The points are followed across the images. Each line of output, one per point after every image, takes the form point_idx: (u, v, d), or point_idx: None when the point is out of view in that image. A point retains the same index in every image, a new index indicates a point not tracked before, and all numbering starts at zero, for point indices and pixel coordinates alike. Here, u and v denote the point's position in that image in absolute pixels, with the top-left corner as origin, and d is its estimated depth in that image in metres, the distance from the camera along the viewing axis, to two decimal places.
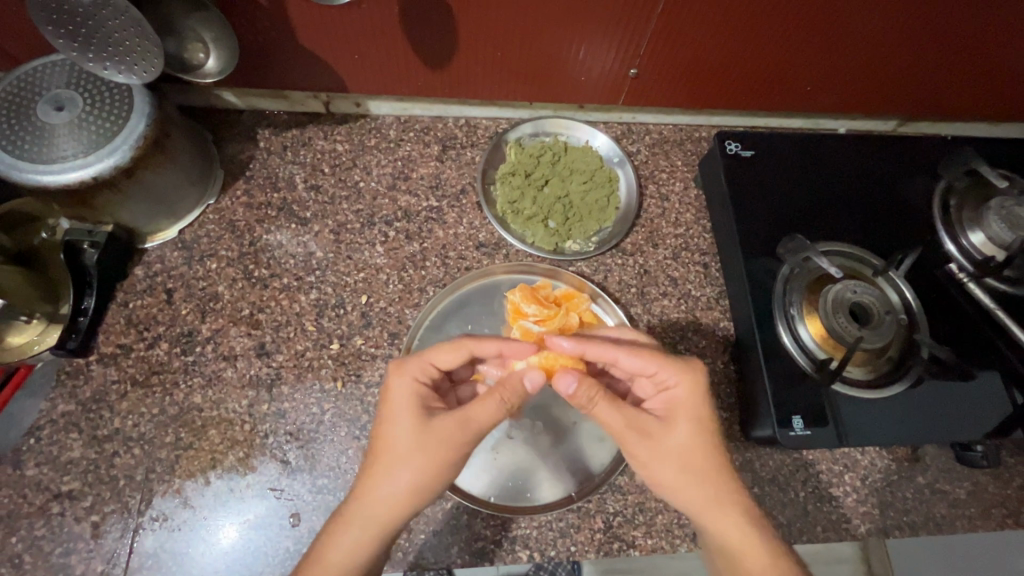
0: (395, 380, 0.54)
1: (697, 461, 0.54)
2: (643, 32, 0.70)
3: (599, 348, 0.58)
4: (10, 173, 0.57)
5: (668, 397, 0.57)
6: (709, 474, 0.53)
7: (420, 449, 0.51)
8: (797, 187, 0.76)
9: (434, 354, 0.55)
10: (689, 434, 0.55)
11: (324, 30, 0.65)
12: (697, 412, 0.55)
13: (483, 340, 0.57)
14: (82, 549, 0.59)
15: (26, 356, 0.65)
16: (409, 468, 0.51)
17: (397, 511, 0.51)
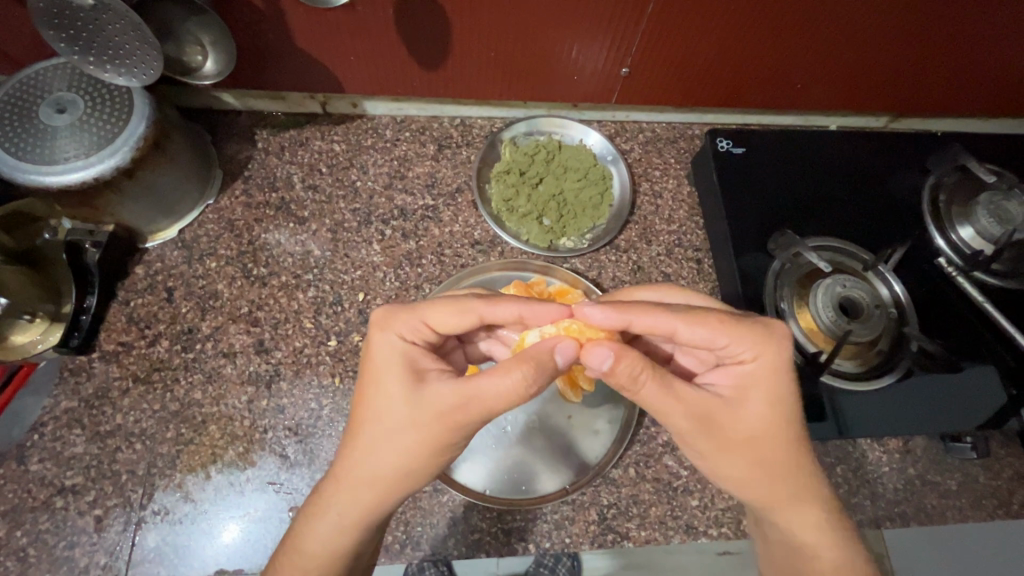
0: (382, 340, 0.51)
1: (769, 448, 0.50)
2: (633, 32, 0.71)
3: (653, 317, 0.51)
4: (14, 174, 0.59)
5: (737, 373, 0.51)
6: (776, 460, 0.50)
7: (406, 416, 0.48)
8: (789, 183, 0.77)
9: (430, 313, 0.51)
10: (760, 417, 0.50)
11: (320, 33, 0.66)
12: (770, 394, 0.50)
13: (496, 305, 0.53)
14: (84, 543, 0.61)
15: (29, 355, 0.67)
16: (392, 436, 0.48)
17: (380, 484, 0.49)
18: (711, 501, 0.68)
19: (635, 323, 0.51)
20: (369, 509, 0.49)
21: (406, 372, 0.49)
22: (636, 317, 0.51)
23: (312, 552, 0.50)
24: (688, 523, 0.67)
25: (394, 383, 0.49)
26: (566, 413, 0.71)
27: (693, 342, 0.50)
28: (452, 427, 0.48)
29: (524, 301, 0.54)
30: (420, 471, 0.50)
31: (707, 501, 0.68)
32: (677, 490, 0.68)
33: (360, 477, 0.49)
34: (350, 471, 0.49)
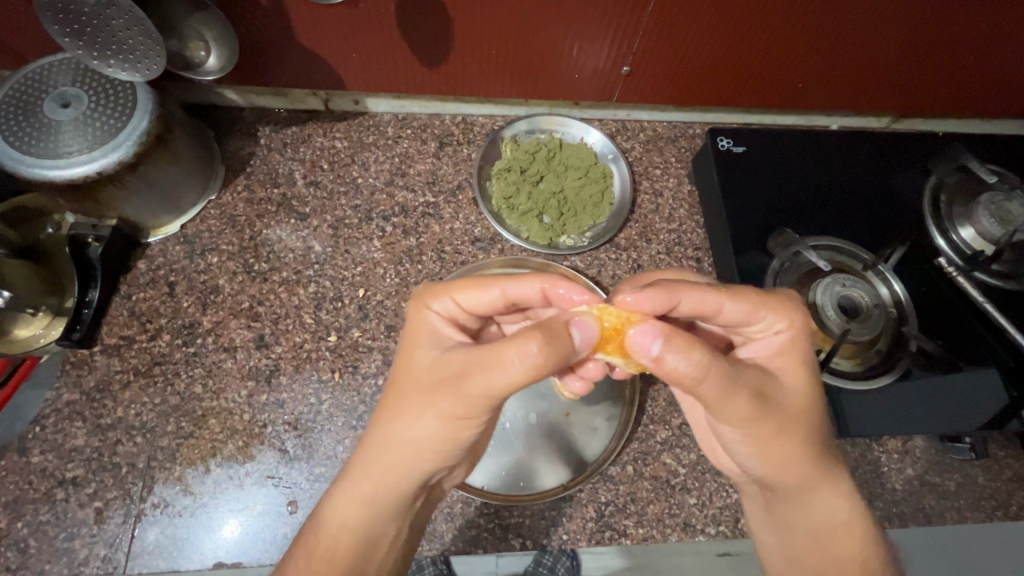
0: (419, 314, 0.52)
1: (810, 425, 0.49)
2: (634, 30, 0.71)
3: (698, 294, 0.49)
4: (19, 168, 0.59)
5: (772, 346, 0.51)
6: (815, 438, 0.49)
7: (421, 382, 0.48)
8: (790, 183, 0.77)
9: (460, 291, 0.52)
10: (795, 391, 0.50)
11: (322, 29, 0.67)
12: (801, 365, 0.51)
13: (520, 282, 0.52)
14: (85, 534, 0.61)
15: (32, 349, 0.67)
16: (409, 403, 0.47)
17: (401, 454, 0.48)
18: (709, 500, 0.68)
19: (682, 302, 0.50)
20: (392, 484, 0.49)
21: (433, 342, 0.50)
22: (683, 296, 0.49)
23: (335, 528, 0.49)
24: (686, 521, 0.67)
25: (422, 352, 0.50)
26: (564, 411, 0.71)
27: (728, 318, 0.51)
28: (450, 394, 0.46)
29: (541, 277, 0.53)
30: (434, 444, 0.48)
31: (705, 499, 0.68)
32: (675, 488, 0.68)
33: (383, 448, 0.49)
34: (375, 443, 0.49)
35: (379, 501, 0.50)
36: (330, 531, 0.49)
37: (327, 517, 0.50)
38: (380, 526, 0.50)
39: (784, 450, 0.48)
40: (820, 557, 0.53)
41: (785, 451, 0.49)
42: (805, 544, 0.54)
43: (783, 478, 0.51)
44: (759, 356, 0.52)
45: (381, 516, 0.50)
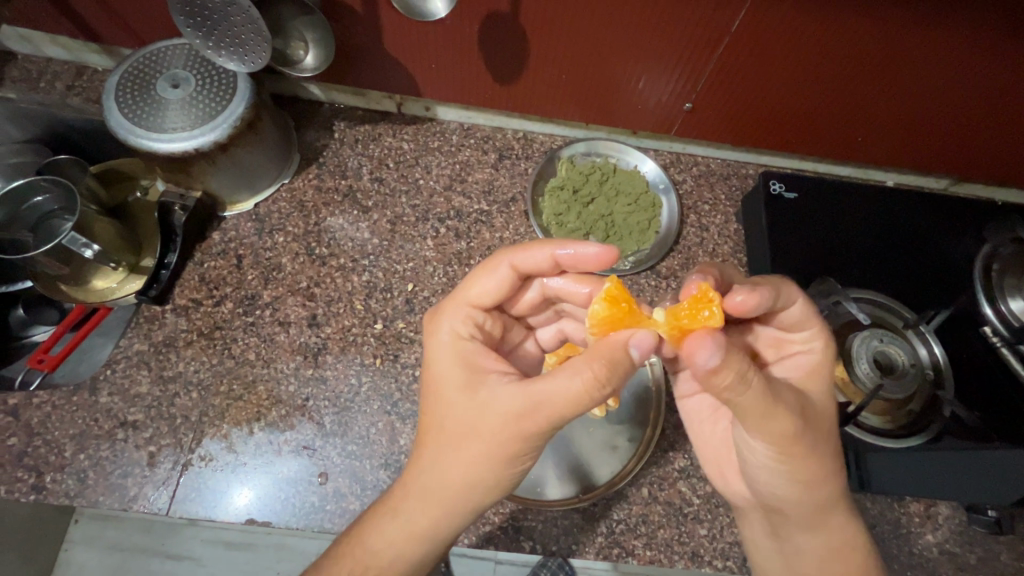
0: (432, 336, 0.53)
1: (831, 440, 0.50)
2: (702, 70, 0.74)
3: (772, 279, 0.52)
4: (129, 137, 0.67)
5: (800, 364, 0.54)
6: (834, 457, 0.50)
7: (467, 419, 0.49)
8: (840, 233, 0.78)
9: (471, 286, 0.55)
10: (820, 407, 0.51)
11: (410, 41, 0.72)
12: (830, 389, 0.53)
13: (527, 252, 0.55)
14: (137, 474, 0.66)
15: (108, 300, 0.83)
16: (449, 449, 0.49)
17: (439, 507, 0.50)
18: (720, 533, 0.69)
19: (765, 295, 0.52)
20: (440, 519, 0.50)
21: (465, 372, 0.51)
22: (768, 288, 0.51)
23: (382, 558, 0.50)
24: (694, 551, 0.68)
25: (448, 382, 0.51)
26: (586, 428, 0.73)
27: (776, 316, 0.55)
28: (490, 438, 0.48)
29: (550, 242, 0.56)
30: (503, 474, 0.50)
31: (715, 533, 0.69)
32: (688, 517, 0.70)
33: (427, 487, 0.50)
34: (424, 487, 0.50)
35: (433, 533, 0.50)
36: (372, 560, 0.50)
37: (375, 542, 0.50)
38: (426, 552, 0.51)
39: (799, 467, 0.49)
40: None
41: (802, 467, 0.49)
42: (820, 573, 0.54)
43: (799, 500, 0.51)
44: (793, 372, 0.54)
45: (442, 542, 0.51)
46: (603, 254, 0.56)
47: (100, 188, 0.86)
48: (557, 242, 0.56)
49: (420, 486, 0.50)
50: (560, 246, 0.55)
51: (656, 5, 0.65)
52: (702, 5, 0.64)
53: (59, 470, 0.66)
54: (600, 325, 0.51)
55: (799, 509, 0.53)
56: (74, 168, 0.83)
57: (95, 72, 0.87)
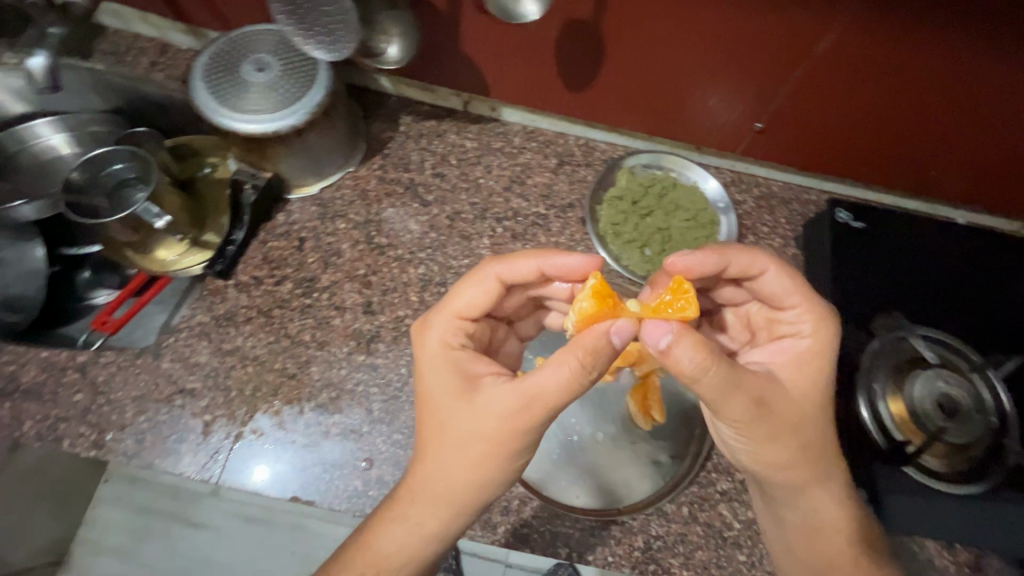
0: (424, 348, 0.55)
1: (808, 424, 0.54)
2: (778, 91, 0.73)
3: (746, 255, 0.57)
4: (213, 116, 0.69)
5: (788, 345, 0.57)
6: (800, 434, 0.54)
7: (462, 423, 0.51)
8: (909, 266, 0.75)
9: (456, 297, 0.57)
10: (799, 392, 0.55)
11: (488, 42, 0.74)
12: (812, 369, 0.55)
13: (510, 262, 0.57)
14: (191, 441, 0.68)
15: (169, 270, 0.86)
16: (451, 452, 0.52)
17: (447, 502, 0.53)
18: (759, 562, 0.68)
19: (732, 263, 0.57)
20: (453, 510, 0.53)
21: (459, 380, 0.53)
22: (734, 257, 0.57)
23: (394, 557, 0.53)
24: None
25: (439, 389, 0.53)
26: (629, 441, 0.73)
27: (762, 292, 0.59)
28: (491, 440, 0.51)
29: (536, 253, 0.58)
30: (503, 471, 0.53)
31: (754, 561, 0.68)
32: (727, 541, 0.69)
33: (438, 486, 0.53)
34: (429, 489, 0.53)
35: (445, 529, 0.54)
36: (384, 561, 0.53)
37: (381, 544, 0.53)
38: (438, 547, 0.55)
39: (778, 452, 0.54)
40: (811, 563, 0.60)
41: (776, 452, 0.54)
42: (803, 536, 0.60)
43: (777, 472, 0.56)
44: (782, 356, 0.57)
45: (452, 537, 0.55)
46: (582, 264, 0.59)
47: (172, 162, 0.89)
48: (544, 254, 0.59)
49: (426, 489, 0.53)
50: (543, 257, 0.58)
51: (740, 22, 0.64)
52: (788, 26, 0.63)
53: (119, 430, 0.68)
54: (589, 318, 0.53)
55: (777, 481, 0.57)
56: (151, 142, 0.89)
57: (178, 50, 0.90)
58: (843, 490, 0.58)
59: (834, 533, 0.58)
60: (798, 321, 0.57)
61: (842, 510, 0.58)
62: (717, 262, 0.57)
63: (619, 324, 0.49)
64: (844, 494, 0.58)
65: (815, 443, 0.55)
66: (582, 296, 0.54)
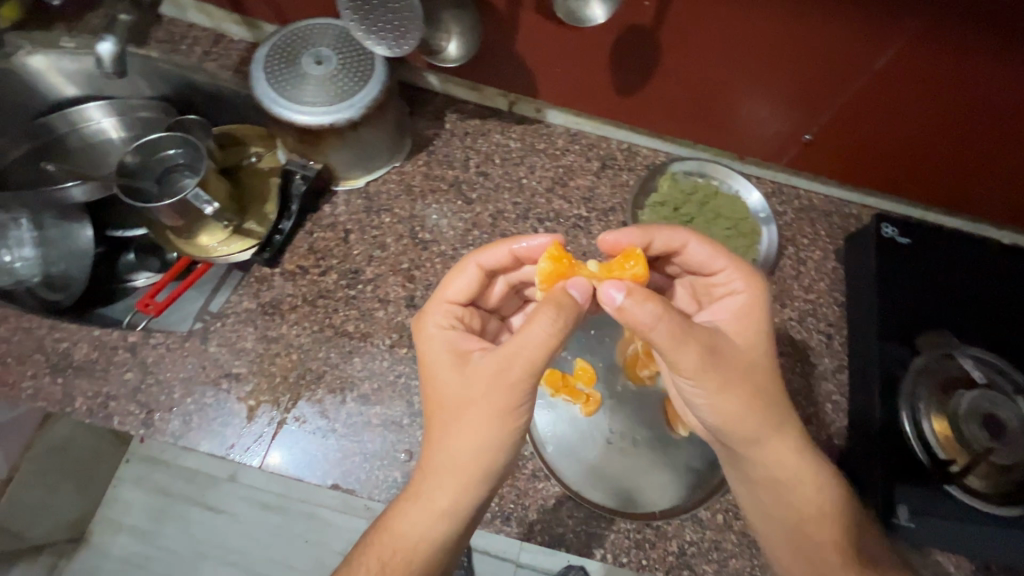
0: (422, 333, 0.60)
1: (757, 372, 0.57)
2: (829, 105, 0.73)
3: (670, 229, 0.64)
4: (272, 107, 0.70)
5: (731, 305, 0.60)
6: (753, 385, 0.56)
7: (461, 394, 0.54)
8: (955, 285, 0.74)
9: (448, 285, 0.62)
10: (744, 342, 0.58)
11: (543, 44, 0.74)
12: (755, 322, 0.59)
13: (486, 250, 0.62)
14: (235, 425, 0.70)
15: (210, 255, 0.85)
16: (451, 423, 0.54)
17: (454, 476, 0.54)
18: None
19: (656, 240, 0.64)
20: (465, 485, 0.54)
21: (454, 356, 0.57)
22: (656, 233, 0.64)
23: (414, 538, 0.54)
24: None
25: (438, 367, 0.57)
26: (665, 446, 0.73)
27: (694, 260, 0.64)
28: (487, 407, 0.52)
29: (508, 239, 0.63)
30: (505, 438, 0.54)
31: None
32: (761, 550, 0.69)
33: (446, 460, 0.54)
34: (436, 463, 0.55)
35: (458, 505, 0.55)
36: (404, 543, 0.54)
37: (401, 526, 0.54)
38: (452, 525, 0.55)
39: (737, 402, 0.55)
40: (790, 526, 0.60)
41: (734, 403, 0.55)
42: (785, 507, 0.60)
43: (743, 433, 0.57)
44: (725, 315, 0.60)
45: (466, 514, 0.56)
46: (548, 242, 0.64)
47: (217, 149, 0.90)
48: (511, 239, 0.64)
49: (435, 464, 0.55)
50: (513, 242, 0.63)
51: (799, 38, 0.64)
52: (847, 43, 0.63)
53: (167, 410, 0.70)
54: (550, 280, 0.59)
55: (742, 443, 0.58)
56: (198, 128, 0.89)
57: (230, 41, 0.92)
58: (800, 439, 0.60)
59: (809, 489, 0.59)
60: (729, 282, 0.62)
61: (803, 460, 0.59)
62: (638, 239, 0.64)
63: (575, 283, 0.55)
64: (804, 446, 0.60)
65: (768, 392, 0.57)
66: (542, 262, 0.60)
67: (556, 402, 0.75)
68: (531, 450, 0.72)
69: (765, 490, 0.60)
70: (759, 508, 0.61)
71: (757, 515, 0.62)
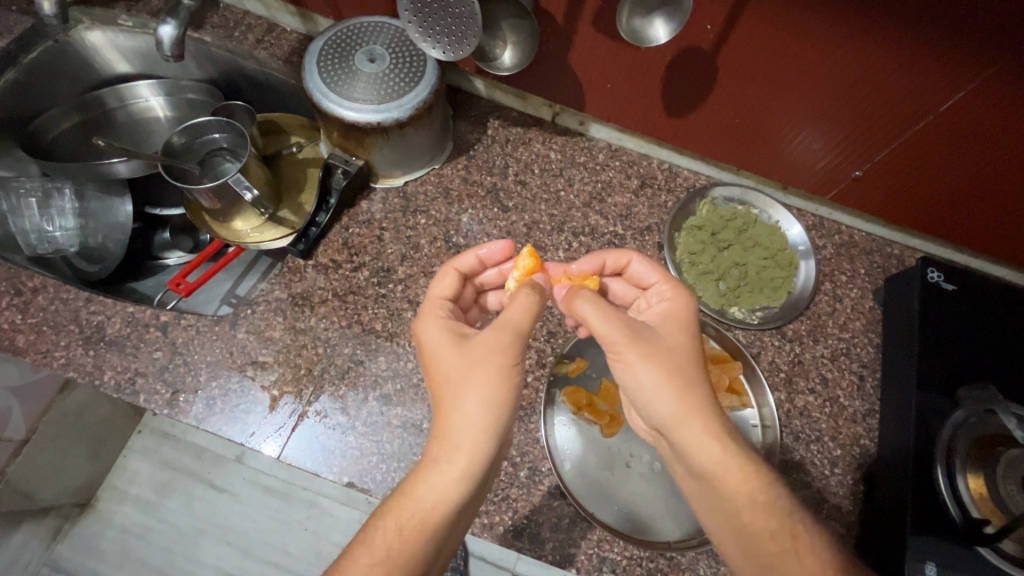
0: (422, 327, 0.60)
1: (678, 357, 0.56)
2: (887, 142, 0.71)
3: (615, 252, 0.69)
4: (323, 101, 0.70)
5: (659, 310, 0.62)
6: (671, 364, 0.55)
7: (463, 359, 0.54)
8: (1001, 338, 0.72)
9: (432, 288, 0.65)
10: (666, 334, 0.58)
11: (598, 59, 0.74)
12: (682, 319, 0.60)
13: (461, 256, 0.67)
14: (257, 413, 0.70)
15: (242, 241, 0.86)
16: (457, 389, 0.53)
17: (464, 437, 0.51)
18: None
19: (607, 261, 0.70)
20: (477, 449, 0.51)
21: (452, 336, 0.58)
22: (608, 253, 0.69)
23: (428, 503, 0.50)
24: None
25: (441, 348, 0.57)
26: None
27: (635, 278, 0.69)
28: (488, 369, 0.53)
29: (477, 247, 0.68)
30: (512, 398, 0.53)
31: None
32: None
33: (457, 427, 0.52)
34: (447, 423, 0.52)
35: (471, 468, 0.51)
36: (418, 508, 0.50)
37: (420, 489, 0.50)
38: (469, 490, 0.51)
39: (650, 376, 0.54)
40: (730, 524, 0.52)
41: (647, 375, 0.55)
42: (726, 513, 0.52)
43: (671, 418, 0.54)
44: (655, 315, 0.62)
45: (484, 477, 0.52)
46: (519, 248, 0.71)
47: (259, 137, 0.91)
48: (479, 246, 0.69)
49: (446, 429, 0.52)
50: (480, 247, 0.67)
51: (865, 71, 0.63)
52: (912, 82, 0.62)
53: (192, 392, 0.71)
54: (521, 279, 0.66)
55: (665, 426, 0.55)
56: (245, 115, 0.89)
57: (284, 32, 0.91)
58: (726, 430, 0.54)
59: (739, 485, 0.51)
60: (660, 296, 0.64)
61: (730, 455, 0.52)
62: (594, 266, 0.71)
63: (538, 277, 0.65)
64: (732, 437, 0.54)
65: (687, 374, 0.55)
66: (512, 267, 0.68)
67: (577, 419, 0.74)
68: (549, 467, 0.70)
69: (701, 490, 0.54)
70: (701, 501, 0.55)
71: (704, 513, 0.55)
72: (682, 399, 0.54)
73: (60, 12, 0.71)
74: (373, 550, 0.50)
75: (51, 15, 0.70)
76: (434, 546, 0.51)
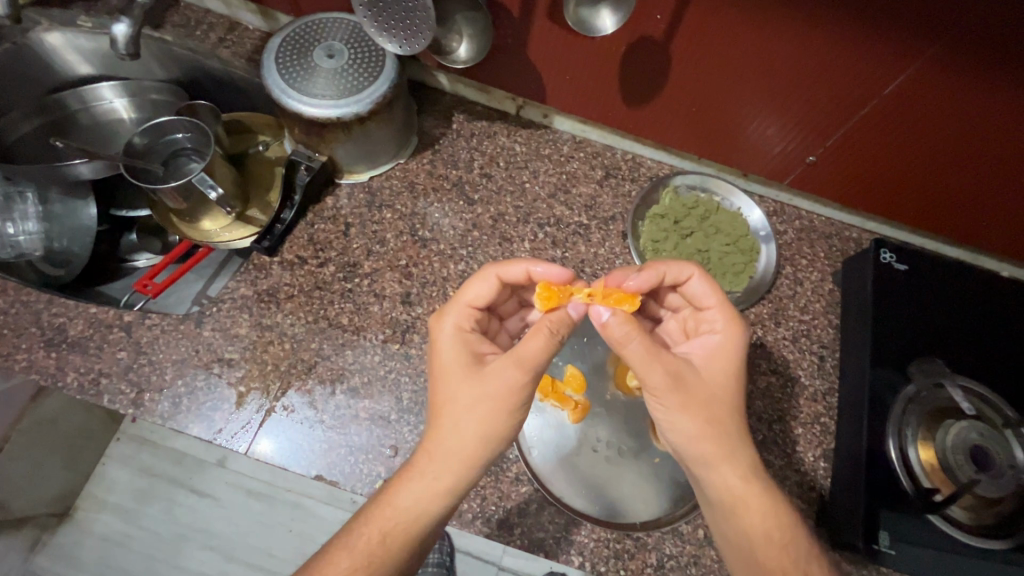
0: (436, 333, 0.60)
1: (719, 406, 0.56)
2: (838, 127, 0.73)
3: (674, 264, 0.64)
4: (281, 96, 0.70)
5: (707, 344, 0.61)
6: (713, 414, 0.56)
7: (472, 380, 0.55)
8: (949, 317, 0.74)
9: (466, 293, 0.62)
10: (711, 378, 0.58)
11: (555, 51, 0.75)
12: (732, 362, 0.59)
13: (509, 265, 0.63)
14: (224, 410, 0.70)
15: (211, 241, 0.86)
16: (454, 412, 0.54)
17: (452, 461, 0.54)
18: None
19: (664, 273, 0.65)
20: (461, 471, 0.54)
21: (467, 356, 0.58)
22: (666, 268, 0.64)
23: (411, 514, 0.53)
24: None
25: (451, 364, 0.57)
26: (655, 459, 0.73)
27: (690, 296, 0.66)
28: (493, 401, 0.54)
29: (528, 259, 0.63)
30: (510, 432, 0.55)
31: None
32: None
33: (449, 450, 0.54)
34: (442, 445, 0.54)
35: (457, 485, 0.54)
36: (401, 517, 0.53)
37: (402, 500, 0.53)
38: (447, 508, 0.54)
39: (686, 424, 0.55)
40: (741, 552, 0.55)
41: (686, 424, 0.55)
42: (744, 548, 0.55)
43: (698, 459, 0.56)
44: (700, 351, 0.61)
45: (464, 495, 0.55)
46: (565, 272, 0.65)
47: (223, 135, 0.90)
48: (533, 261, 0.65)
49: (436, 448, 0.54)
50: (534, 263, 0.63)
51: (818, 61, 0.65)
52: (858, 69, 0.64)
53: (157, 391, 0.71)
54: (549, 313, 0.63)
55: (691, 464, 0.57)
56: (208, 113, 0.88)
57: (246, 30, 0.91)
58: (755, 471, 0.56)
59: (757, 522, 0.54)
60: (712, 325, 0.62)
61: (752, 492, 0.55)
62: (650, 280, 0.65)
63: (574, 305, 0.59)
64: (759, 480, 0.56)
65: (726, 423, 0.56)
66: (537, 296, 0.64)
67: (544, 407, 0.75)
68: (518, 453, 0.71)
69: (718, 524, 0.57)
70: (715, 526, 0.57)
71: (719, 540, 0.57)
72: (718, 446, 0.55)
73: (12, 13, 0.70)
74: (354, 553, 0.52)
75: (3, 15, 0.69)
76: (415, 552, 0.54)
